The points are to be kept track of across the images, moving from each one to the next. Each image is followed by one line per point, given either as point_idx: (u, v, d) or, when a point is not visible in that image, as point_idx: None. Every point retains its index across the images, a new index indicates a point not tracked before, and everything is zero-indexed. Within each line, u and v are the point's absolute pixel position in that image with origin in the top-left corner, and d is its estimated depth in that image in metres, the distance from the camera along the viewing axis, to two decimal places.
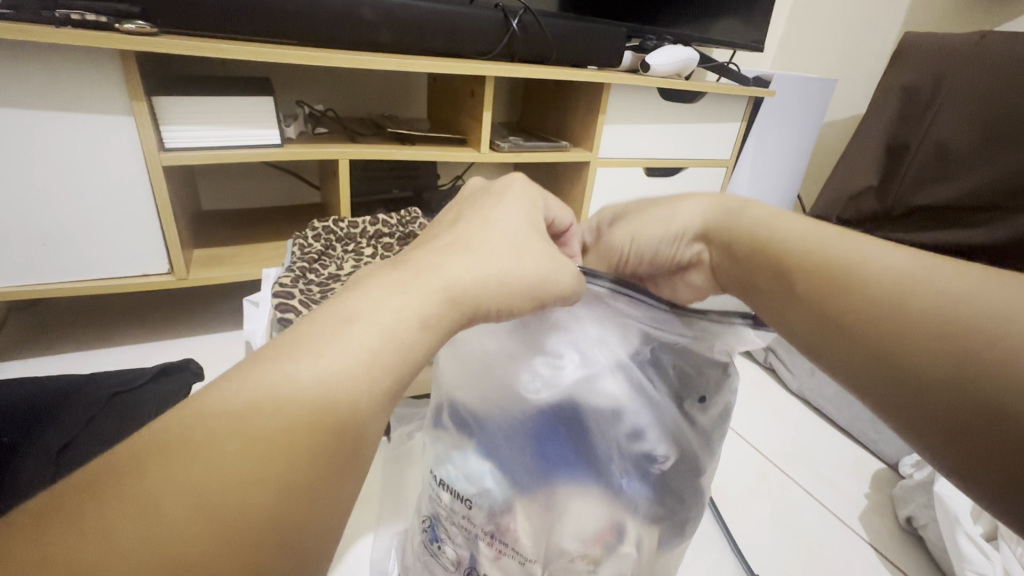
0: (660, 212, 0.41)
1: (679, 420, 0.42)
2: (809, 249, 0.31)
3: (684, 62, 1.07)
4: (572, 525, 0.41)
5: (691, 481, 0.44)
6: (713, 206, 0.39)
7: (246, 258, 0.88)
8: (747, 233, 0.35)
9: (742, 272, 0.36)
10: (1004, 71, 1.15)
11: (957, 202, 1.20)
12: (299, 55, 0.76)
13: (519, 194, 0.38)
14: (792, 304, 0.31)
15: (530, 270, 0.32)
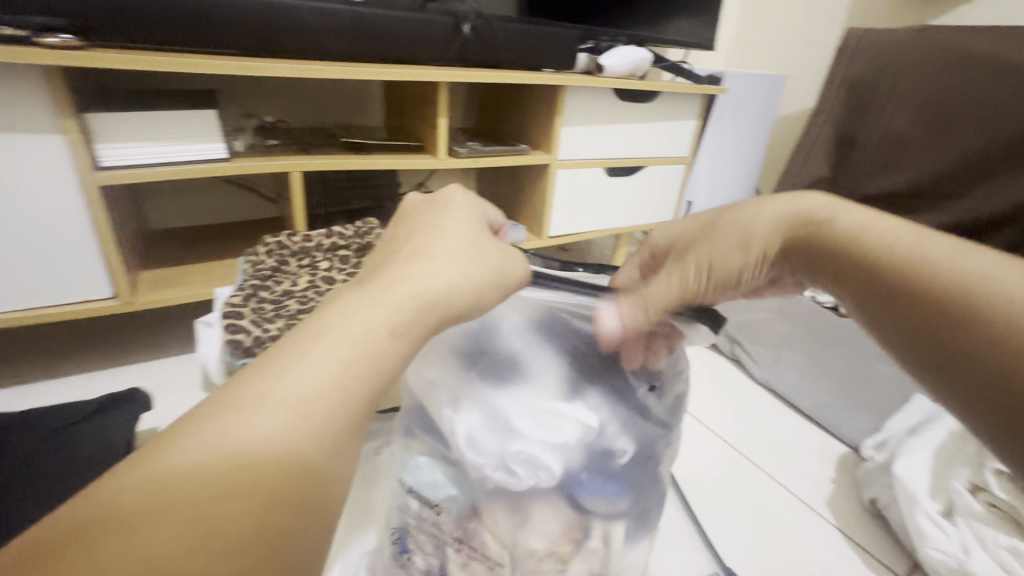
0: (722, 232, 0.40)
1: (634, 413, 0.44)
2: (846, 233, 0.34)
3: (638, 62, 1.08)
4: (535, 528, 0.41)
5: (651, 474, 0.45)
6: (787, 214, 0.37)
7: (197, 277, 0.85)
8: (827, 247, 0.35)
9: (830, 275, 0.35)
10: (938, 63, 1.21)
11: (901, 189, 1.27)
12: (240, 66, 0.74)
13: (464, 206, 0.38)
14: (884, 296, 0.31)
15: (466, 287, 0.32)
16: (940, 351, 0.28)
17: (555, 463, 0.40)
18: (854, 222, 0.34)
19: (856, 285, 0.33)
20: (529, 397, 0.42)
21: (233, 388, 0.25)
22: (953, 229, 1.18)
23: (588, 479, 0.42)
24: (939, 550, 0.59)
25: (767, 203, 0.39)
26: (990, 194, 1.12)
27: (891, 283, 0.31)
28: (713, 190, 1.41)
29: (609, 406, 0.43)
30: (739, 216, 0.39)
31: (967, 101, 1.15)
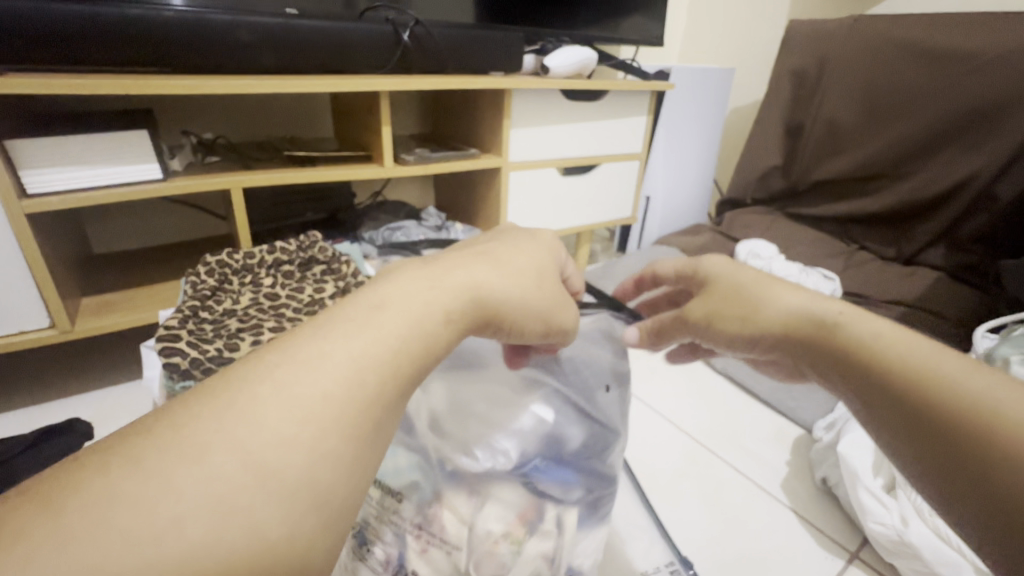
0: (749, 302, 0.38)
1: (590, 406, 0.45)
2: (859, 340, 0.32)
3: (583, 62, 1.10)
4: (494, 506, 0.40)
5: (606, 461, 0.45)
6: (805, 309, 0.36)
7: (142, 301, 0.83)
8: (844, 352, 0.33)
9: (839, 374, 0.33)
10: (875, 51, 1.24)
11: (847, 174, 1.30)
12: (168, 84, 0.72)
13: (539, 253, 0.39)
14: (895, 414, 0.29)
15: (440, 301, 0.30)
16: (953, 475, 0.27)
17: (510, 446, 0.41)
18: (868, 332, 0.33)
19: (860, 392, 0.32)
20: (488, 386, 0.45)
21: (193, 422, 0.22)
22: (892, 212, 1.24)
23: (543, 463, 0.42)
24: (881, 524, 0.61)
25: (788, 294, 0.37)
26: (929, 176, 1.17)
27: (899, 398, 0.29)
28: (670, 184, 1.42)
29: (561, 393, 0.45)
30: (761, 294, 0.38)
31: (903, 88, 1.20)
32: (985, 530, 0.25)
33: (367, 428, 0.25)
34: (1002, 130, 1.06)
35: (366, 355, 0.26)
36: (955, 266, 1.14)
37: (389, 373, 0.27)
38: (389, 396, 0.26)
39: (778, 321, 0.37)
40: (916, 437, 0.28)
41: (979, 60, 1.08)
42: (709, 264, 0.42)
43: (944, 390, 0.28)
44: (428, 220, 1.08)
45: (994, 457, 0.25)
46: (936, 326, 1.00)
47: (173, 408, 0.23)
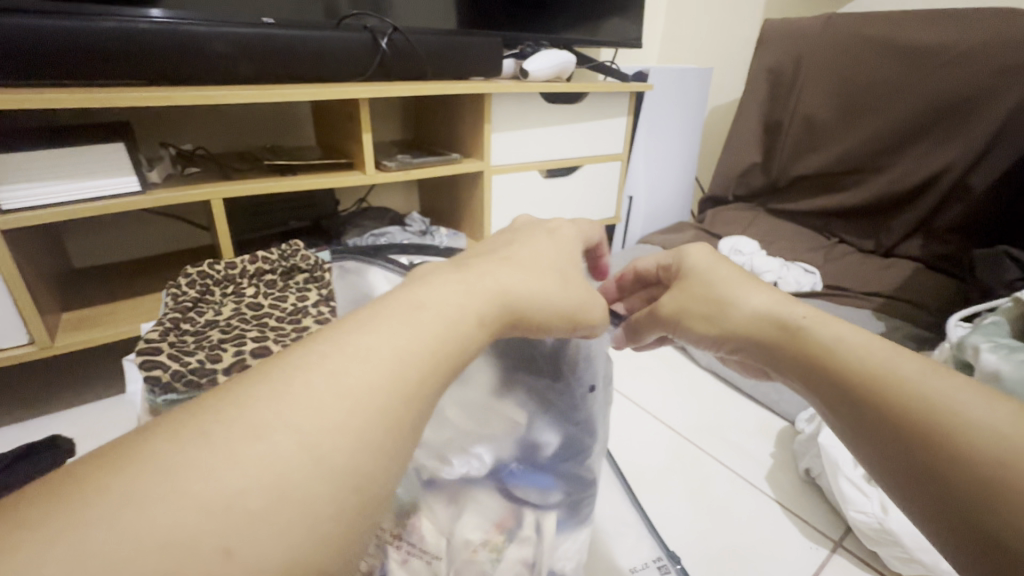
0: (717, 297, 0.41)
1: (568, 408, 0.43)
2: (821, 343, 0.34)
3: (562, 65, 1.11)
4: (470, 514, 0.41)
5: (585, 464, 0.44)
6: (774, 312, 0.38)
7: (124, 315, 0.82)
8: (809, 354, 0.35)
9: (804, 374, 0.35)
10: (848, 48, 1.26)
11: (826, 169, 1.33)
12: (142, 96, 0.72)
13: (533, 252, 0.39)
14: (853, 409, 0.31)
15: (474, 309, 0.31)
16: (890, 459, 0.29)
17: (484, 452, 0.42)
18: (833, 335, 0.34)
19: (813, 387, 0.34)
20: (464, 394, 0.43)
21: (243, 405, 0.22)
22: (870, 206, 1.26)
23: (519, 469, 0.43)
24: (860, 512, 0.63)
25: (757, 296, 0.40)
26: (905, 170, 1.19)
27: (846, 391, 0.32)
28: (652, 183, 1.44)
29: (538, 397, 0.43)
30: (735, 297, 0.40)
31: (876, 84, 1.22)
32: (926, 511, 0.27)
33: (407, 420, 0.25)
34: (974, 122, 1.09)
35: (407, 352, 0.27)
36: (933, 256, 1.16)
37: (429, 371, 0.27)
38: (428, 393, 0.27)
39: (749, 320, 0.39)
40: (862, 426, 0.30)
41: (950, 54, 1.11)
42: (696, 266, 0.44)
43: (887, 382, 0.30)
44: (412, 225, 1.08)
45: (938, 445, 0.27)
46: (916, 316, 1.02)
47: (211, 398, 0.23)
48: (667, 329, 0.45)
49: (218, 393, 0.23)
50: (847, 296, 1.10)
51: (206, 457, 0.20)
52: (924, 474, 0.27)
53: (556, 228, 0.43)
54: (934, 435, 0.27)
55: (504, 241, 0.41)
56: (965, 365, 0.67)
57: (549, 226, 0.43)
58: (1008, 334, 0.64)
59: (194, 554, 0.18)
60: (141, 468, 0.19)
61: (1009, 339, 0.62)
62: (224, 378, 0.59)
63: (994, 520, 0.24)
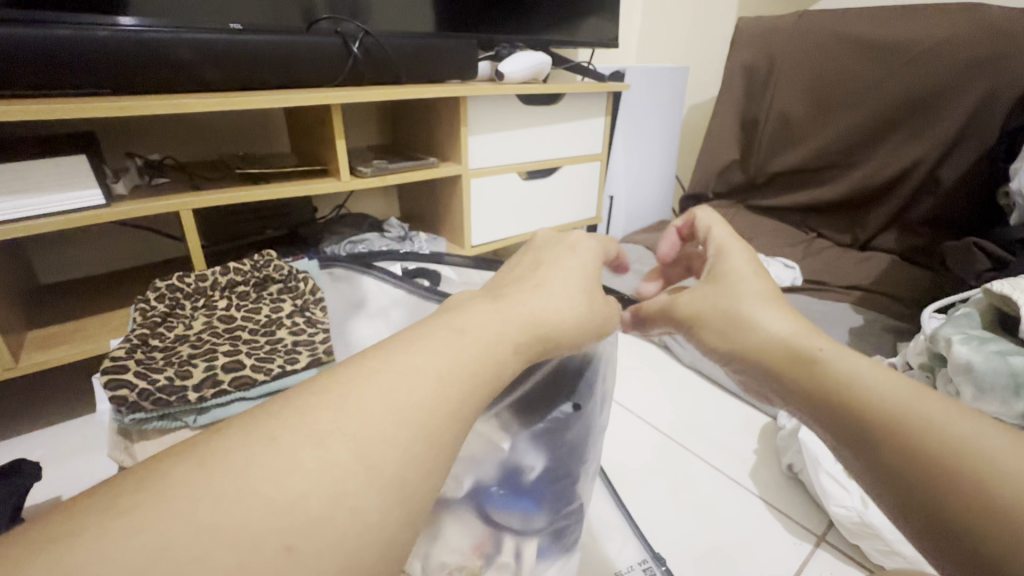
0: (740, 315, 0.38)
1: (553, 434, 0.42)
2: (837, 376, 0.33)
3: (537, 66, 1.10)
4: (450, 537, 0.41)
5: (567, 490, 0.43)
6: (790, 340, 0.35)
7: (95, 332, 0.80)
8: (826, 389, 0.33)
9: (818, 409, 0.33)
10: (821, 45, 1.28)
11: (804, 165, 1.34)
12: (101, 107, 0.69)
13: (549, 268, 0.38)
14: (874, 450, 0.30)
15: (511, 333, 0.32)
16: (923, 505, 0.28)
17: (463, 475, 0.41)
18: (848, 367, 0.33)
19: (831, 425, 0.32)
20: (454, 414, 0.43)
21: (305, 415, 0.25)
22: (846, 200, 1.28)
23: (500, 493, 0.42)
24: (841, 507, 0.64)
25: (774, 319, 0.37)
26: (878, 164, 1.21)
27: (872, 432, 0.30)
28: (633, 182, 1.44)
29: (522, 419, 0.42)
30: (749, 323, 0.38)
31: (849, 80, 1.24)
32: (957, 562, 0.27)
33: (449, 436, 0.27)
34: (943, 116, 1.11)
35: (451, 373, 0.28)
36: (908, 248, 1.18)
37: (469, 391, 0.29)
38: (467, 412, 0.28)
39: (770, 346, 0.36)
40: (891, 470, 0.29)
41: (915, 51, 1.13)
42: (731, 269, 0.41)
43: (918, 425, 0.29)
44: (391, 231, 1.07)
45: (972, 498, 0.26)
46: (893, 308, 1.04)
47: (266, 410, 0.25)
48: (679, 327, 0.43)
49: (274, 406, 0.25)
50: (826, 290, 1.12)
51: (271, 463, 0.23)
52: (960, 525, 0.27)
53: (573, 241, 0.41)
54: (973, 484, 0.27)
55: (532, 263, 0.40)
56: (939, 357, 0.67)
57: (567, 242, 0.41)
58: (979, 325, 0.65)
59: (262, 551, 0.21)
60: (213, 470, 0.22)
61: (980, 331, 0.63)
62: (195, 395, 0.59)
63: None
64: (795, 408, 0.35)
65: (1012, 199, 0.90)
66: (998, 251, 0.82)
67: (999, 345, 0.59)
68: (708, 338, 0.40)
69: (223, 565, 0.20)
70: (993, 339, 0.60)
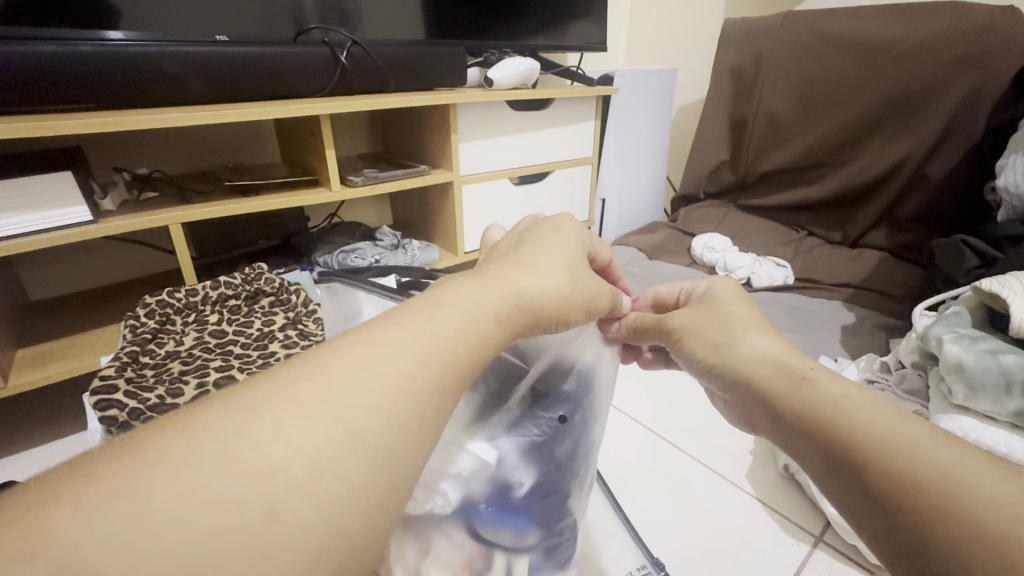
0: (726, 331, 0.43)
1: (546, 443, 0.43)
2: (825, 396, 0.34)
3: (527, 71, 1.11)
4: (437, 556, 0.38)
5: (557, 501, 0.43)
6: (777, 364, 0.38)
7: (84, 348, 0.79)
8: (807, 407, 0.34)
9: (798, 425, 0.34)
10: (807, 46, 1.29)
11: (794, 164, 1.35)
12: (85, 122, 0.69)
13: (547, 252, 0.39)
14: (844, 460, 0.30)
15: (490, 306, 0.33)
16: (892, 530, 0.27)
17: (452, 487, 0.39)
18: (835, 390, 0.34)
19: (808, 442, 0.33)
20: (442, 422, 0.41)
21: (286, 386, 0.24)
22: (836, 199, 1.29)
23: (490, 508, 0.40)
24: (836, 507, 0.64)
25: (761, 342, 0.40)
26: (866, 162, 1.22)
27: (843, 449, 0.31)
28: (624, 184, 1.45)
29: (511, 429, 0.43)
30: (734, 346, 0.41)
31: (835, 80, 1.25)
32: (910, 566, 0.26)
33: (433, 408, 0.27)
34: (928, 112, 1.12)
35: (432, 347, 0.28)
36: (897, 245, 1.19)
37: (450, 366, 0.28)
38: None
39: (754, 364, 0.39)
40: (865, 493, 0.29)
41: (899, 50, 1.15)
42: (712, 287, 0.47)
43: (892, 448, 0.29)
44: (383, 239, 1.07)
45: (929, 505, 0.26)
46: (888, 306, 1.03)
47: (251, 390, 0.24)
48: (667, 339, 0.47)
49: (254, 389, 0.24)
50: (818, 288, 1.13)
51: (254, 430, 0.22)
52: (929, 548, 0.25)
53: (559, 220, 0.43)
54: (932, 494, 0.26)
55: (513, 244, 0.41)
56: (932, 355, 0.68)
57: (552, 221, 0.43)
58: (969, 323, 0.65)
59: (241, 515, 0.19)
60: (192, 437, 0.21)
61: (970, 329, 0.64)
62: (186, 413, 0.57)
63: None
64: (778, 430, 0.36)
65: (999, 195, 0.91)
66: (986, 249, 0.83)
67: (989, 344, 0.59)
68: (693, 346, 0.45)
69: (203, 529, 0.19)
70: (984, 337, 0.61)
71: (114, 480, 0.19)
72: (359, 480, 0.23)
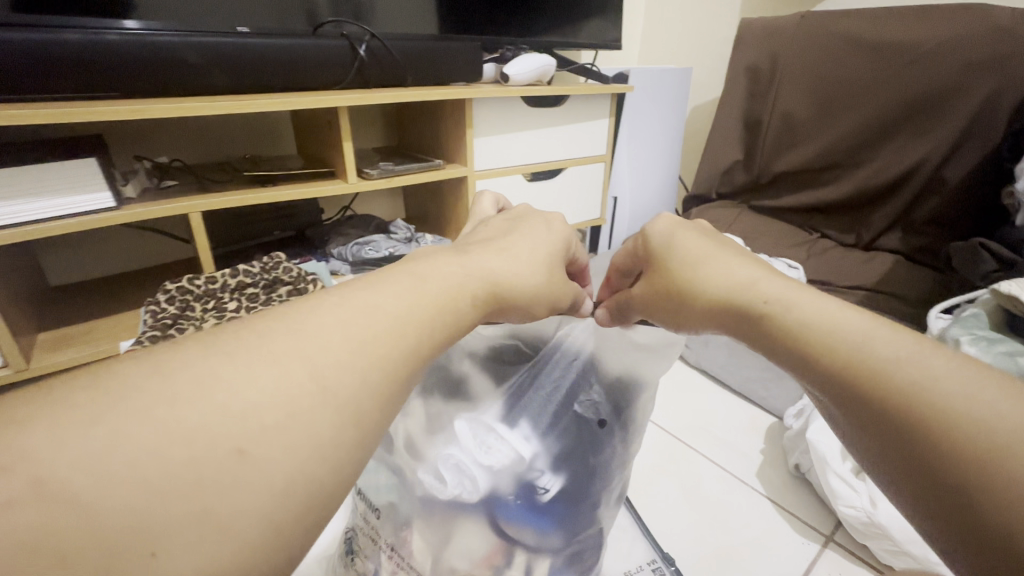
0: (676, 275, 0.39)
1: (580, 447, 0.46)
2: (793, 319, 0.31)
3: (543, 67, 1.11)
4: (460, 545, 0.41)
5: (584, 508, 0.44)
6: (732, 291, 0.35)
7: (105, 333, 0.80)
8: (783, 334, 0.31)
9: (782, 350, 0.32)
10: (823, 47, 1.28)
11: (806, 166, 1.34)
12: (112, 109, 0.70)
13: (544, 230, 0.42)
14: (832, 384, 0.29)
15: (468, 287, 0.33)
16: (874, 443, 0.27)
17: (481, 477, 0.40)
18: (799, 310, 0.31)
19: (792, 365, 0.31)
20: (477, 413, 0.45)
21: (259, 338, 0.25)
22: (850, 201, 1.29)
23: (516, 507, 0.41)
24: (850, 507, 0.64)
25: (713, 270, 0.37)
26: (881, 164, 1.22)
27: (830, 373, 0.29)
28: (636, 184, 1.45)
29: (544, 429, 0.45)
30: (690, 281, 0.37)
31: (850, 82, 1.25)
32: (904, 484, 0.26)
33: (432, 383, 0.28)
34: (947, 114, 1.11)
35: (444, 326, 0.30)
36: (912, 248, 1.18)
37: (430, 324, 0.30)
38: None
39: (709, 303, 0.36)
40: (841, 405, 0.28)
41: (917, 51, 1.14)
42: (649, 242, 0.42)
43: (877, 368, 0.27)
44: (397, 232, 1.08)
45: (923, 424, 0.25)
46: (902, 309, 1.03)
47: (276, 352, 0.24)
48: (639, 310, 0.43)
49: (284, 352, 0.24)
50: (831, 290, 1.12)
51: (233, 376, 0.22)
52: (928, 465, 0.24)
53: (550, 216, 0.44)
54: (923, 415, 0.25)
55: (502, 230, 0.42)
56: None
57: (542, 215, 0.44)
58: (987, 326, 0.65)
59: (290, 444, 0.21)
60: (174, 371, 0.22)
61: (987, 331, 0.63)
62: None
63: (977, 487, 0.23)
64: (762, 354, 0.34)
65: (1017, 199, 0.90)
66: (1004, 252, 0.82)
67: (1007, 346, 0.59)
68: (658, 310, 0.41)
69: (173, 458, 0.19)
70: (1001, 338, 0.60)
71: (90, 408, 0.20)
72: (325, 435, 0.23)
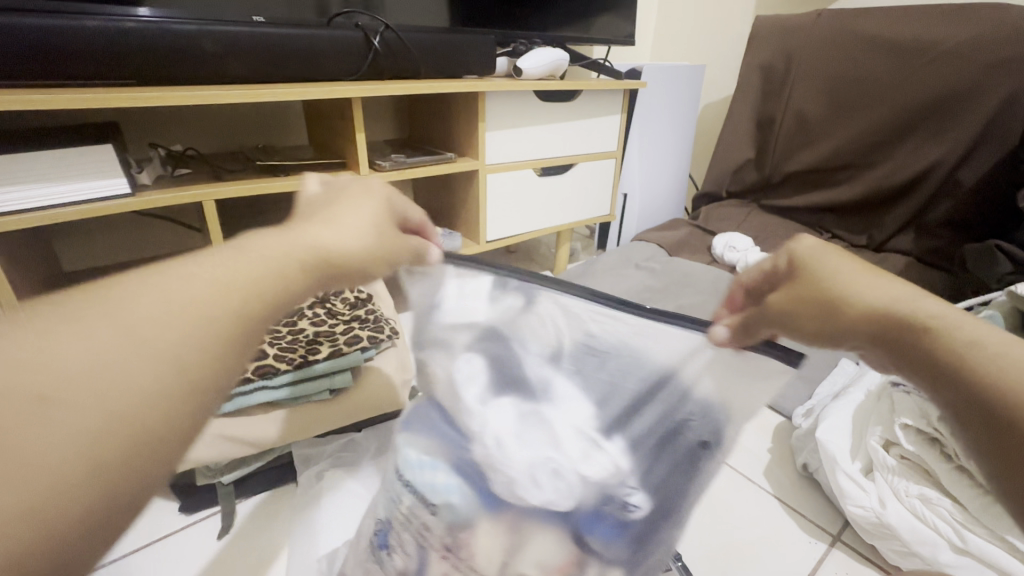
0: (836, 292, 0.35)
1: (670, 463, 0.41)
2: (961, 341, 0.32)
3: (556, 62, 1.11)
4: (531, 552, 0.41)
5: (661, 526, 0.42)
6: (898, 311, 0.33)
7: None
8: (950, 359, 0.31)
9: (940, 376, 0.32)
10: (840, 45, 1.27)
11: (819, 165, 1.33)
12: (130, 96, 0.70)
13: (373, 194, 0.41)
14: (999, 412, 0.29)
15: (293, 254, 0.33)
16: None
17: (578, 484, 0.39)
18: (968, 334, 0.32)
19: (943, 385, 0.31)
20: (567, 419, 0.41)
21: (73, 308, 0.26)
22: (864, 202, 1.27)
23: (598, 522, 0.40)
24: (859, 507, 0.63)
25: (877, 291, 0.34)
26: (896, 164, 1.20)
27: (995, 401, 0.29)
28: (646, 181, 1.44)
29: (637, 442, 0.41)
30: (847, 297, 0.34)
31: (867, 79, 1.23)
32: None
33: None
34: (965, 114, 1.09)
35: None
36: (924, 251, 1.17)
37: (251, 290, 0.30)
38: None
39: (875, 326, 0.34)
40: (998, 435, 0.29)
41: (937, 50, 1.13)
42: (795, 256, 0.37)
43: None
44: None
45: None
46: None
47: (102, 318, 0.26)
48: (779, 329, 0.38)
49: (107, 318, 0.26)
50: None
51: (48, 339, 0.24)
52: None
53: (370, 182, 0.42)
54: None
55: (324, 202, 0.40)
56: None
57: (363, 183, 0.42)
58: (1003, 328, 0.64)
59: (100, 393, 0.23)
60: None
61: None
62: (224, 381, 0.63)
63: None
64: (908, 373, 0.33)
65: None
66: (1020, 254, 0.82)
67: None
68: (814, 333, 0.36)
69: None
70: None
71: None
72: (91, 412, 0.23)
